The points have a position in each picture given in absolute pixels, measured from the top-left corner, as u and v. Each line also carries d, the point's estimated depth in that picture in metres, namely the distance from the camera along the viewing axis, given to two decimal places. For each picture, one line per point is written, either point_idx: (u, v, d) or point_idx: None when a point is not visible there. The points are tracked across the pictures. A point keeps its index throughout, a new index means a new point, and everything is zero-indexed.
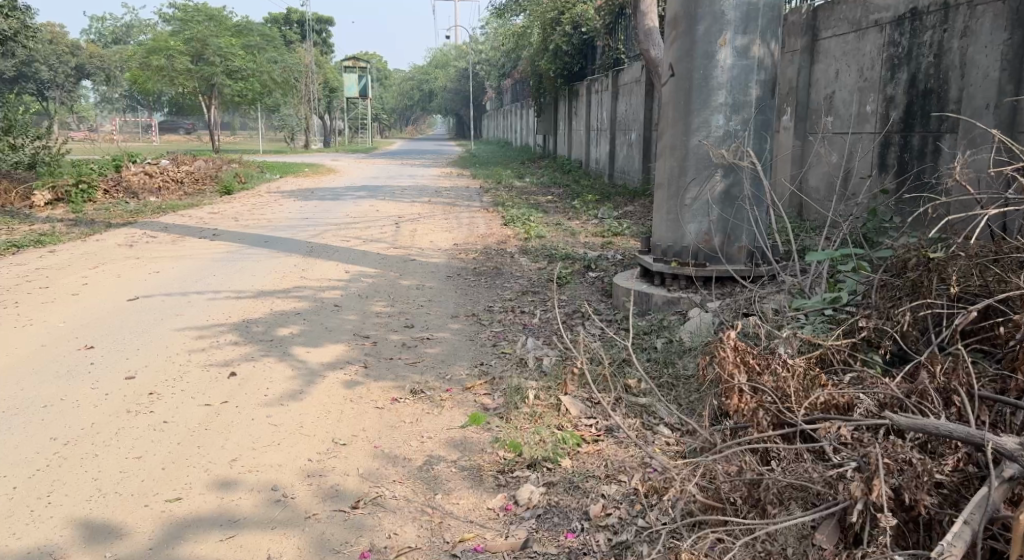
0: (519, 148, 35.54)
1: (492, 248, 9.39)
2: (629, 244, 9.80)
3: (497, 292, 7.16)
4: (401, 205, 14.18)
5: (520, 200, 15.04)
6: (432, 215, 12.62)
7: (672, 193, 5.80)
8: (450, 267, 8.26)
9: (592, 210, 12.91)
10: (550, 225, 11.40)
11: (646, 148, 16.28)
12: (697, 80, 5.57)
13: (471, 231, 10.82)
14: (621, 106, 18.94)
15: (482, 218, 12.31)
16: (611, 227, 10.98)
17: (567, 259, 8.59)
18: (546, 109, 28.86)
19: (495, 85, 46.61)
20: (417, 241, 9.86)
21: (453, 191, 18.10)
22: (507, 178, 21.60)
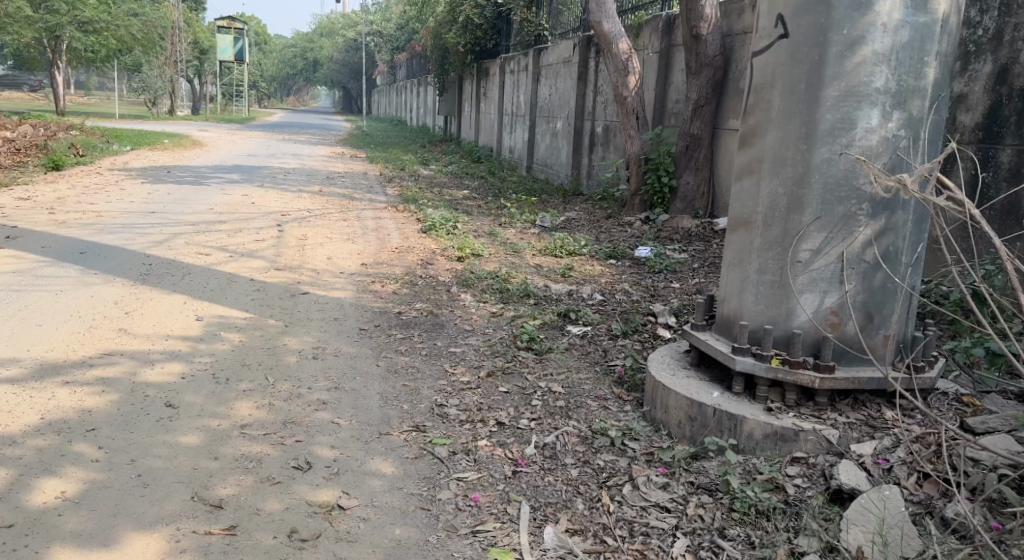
0: (416, 129, 32.59)
1: (417, 274, 6.76)
2: (598, 271, 7.37)
3: (441, 364, 4.55)
4: (284, 196, 11.21)
5: (434, 196, 12.39)
6: (325, 214, 9.80)
7: (772, 238, 3.43)
8: (361, 309, 5.59)
9: (527, 215, 10.43)
10: (482, 235, 8.85)
11: (577, 140, 13.94)
12: (838, 46, 3.22)
13: (381, 242, 8.11)
14: (543, 91, 16.52)
15: (393, 223, 9.61)
16: (563, 240, 8.50)
17: (528, 302, 6.04)
18: (447, 89, 26.11)
19: (388, 58, 43.37)
20: (309, 258, 7.09)
21: (348, 178, 15.18)
22: (410, 165, 18.84)
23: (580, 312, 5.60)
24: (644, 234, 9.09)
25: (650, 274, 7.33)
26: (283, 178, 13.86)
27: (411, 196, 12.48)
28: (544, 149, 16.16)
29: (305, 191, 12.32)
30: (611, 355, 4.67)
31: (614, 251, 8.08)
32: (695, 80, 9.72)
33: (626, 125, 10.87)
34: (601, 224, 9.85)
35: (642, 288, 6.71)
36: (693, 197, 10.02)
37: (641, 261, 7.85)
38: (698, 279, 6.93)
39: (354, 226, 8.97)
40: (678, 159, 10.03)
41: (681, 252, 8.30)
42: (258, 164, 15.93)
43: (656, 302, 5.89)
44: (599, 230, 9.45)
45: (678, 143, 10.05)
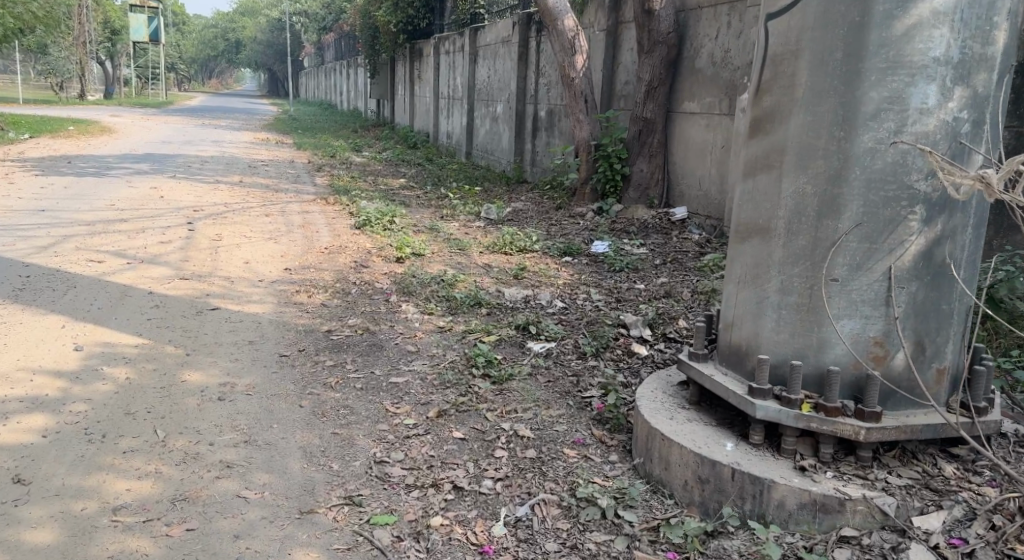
0: (347, 113, 31.41)
1: (350, 279, 5.92)
2: (554, 271, 6.68)
3: (380, 400, 3.74)
4: (199, 190, 10.17)
5: (368, 189, 11.51)
6: (245, 210, 8.85)
7: (799, 249, 2.71)
8: (281, 328, 4.73)
9: (470, 210, 9.66)
10: (426, 235, 8.09)
11: (520, 125, 13.30)
12: (886, 4, 2.50)
13: (309, 242, 7.25)
14: (481, 72, 15.78)
15: (322, 220, 8.73)
16: (512, 237, 7.80)
17: (480, 313, 5.28)
18: (379, 71, 25.06)
19: (316, 39, 41.85)
20: (224, 263, 6.19)
21: (273, 168, 14.13)
22: (342, 152, 17.86)
23: (542, 324, 4.87)
24: (600, 230, 8.43)
25: (611, 274, 6.65)
26: (200, 170, 12.78)
27: (341, 187, 11.57)
28: (484, 134, 15.51)
29: (225, 185, 11.31)
30: (583, 382, 3.93)
31: (570, 247, 7.46)
32: (648, 59, 9.07)
33: (573, 109, 10.14)
34: (551, 218, 9.15)
35: (606, 290, 6.01)
36: (647, 185, 9.37)
37: (598, 259, 7.19)
38: (665, 279, 6.28)
39: (277, 224, 8.05)
40: (631, 144, 9.39)
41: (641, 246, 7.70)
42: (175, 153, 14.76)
43: (626, 311, 5.19)
44: (551, 226, 8.75)
45: (630, 126, 9.40)
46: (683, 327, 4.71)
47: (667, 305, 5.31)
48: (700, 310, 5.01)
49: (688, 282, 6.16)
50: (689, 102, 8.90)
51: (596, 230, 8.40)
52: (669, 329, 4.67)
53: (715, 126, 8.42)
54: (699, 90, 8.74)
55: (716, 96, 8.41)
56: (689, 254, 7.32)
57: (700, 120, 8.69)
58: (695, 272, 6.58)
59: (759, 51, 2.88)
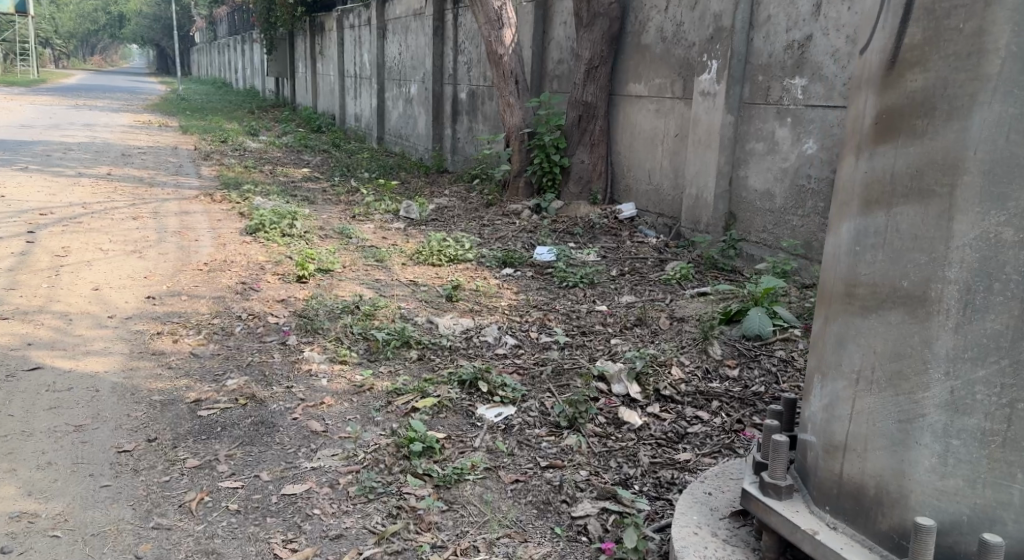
0: (245, 92, 29.53)
1: (237, 317, 4.70)
2: (495, 289, 5.71)
3: (263, 538, 2.53)
4: (62, 202, 8.86)
5: (263, 188, 10.24)
6: (111, 228, 7.47)
7: (986, 338, 1.84)
8: (125, 398, 3.45)
9: (390, 220, 8.67)
10: (335, 246, 7.06)
11: (438, 108, 13.62)
12: None
13: (187, 267, 5.99)
14: (389, 49, 15.53)
15: (205, 234, 7.43)
16: (440, 250, 6.78)
17: (409, 361, 4.14)
18: (276, 47, 23.32)
19: (206, 14, 39.56)
20: (69, 303, 4.88)
21: (155, 163, 12.65)
22: (236, 138, 16.39)
23: (490, 377, 3.68)
24: (545, 240, 7.38)
25: (559, 293, 5.56)
26: (66, 174, 11.23)
27: (233, 187, 10.20)
28: (396, 118, 15.54)
29: (92, 191, 9.84)
30: (567, 483, 2.81)
31: (509, 256, 6.56)
32: (587, 34, 8.03)
33: (503, 91, 9.21)
34: (488, 229, 8.11)
35: (563, 320, 4.93)
36: (588, 178, 8.49)
37: (545, 272, 6.19)
38: (629, 300, 5.24)
39: (145, 245, 6.74)
40: (570, 132, 8.54)
41: (591, 251, 6.80)
42: (38, 156, 13.08)
43: (596, 357, 4.01)
44: (487, 238, 7.68)
45: (569, 112, 8.50)
46: (679, 378, 3.54)
47: (653, 346, 4.09)
48: (693, 350, 3.83)
49: (660, 303, 5.08)
50: (636, 85, 7.87)
51: (538, 242, 7.34)
52: (661, 382, 3.48)
53: (666, 111, 7.34)
54: (646, 71, 7.66)
55: (665, 77, 7.33)
56: (648, 261, 6.35)
57: (649, 104, 7.65)
58: (660, 286, 5.57)
59: (878, 32, 2.01)
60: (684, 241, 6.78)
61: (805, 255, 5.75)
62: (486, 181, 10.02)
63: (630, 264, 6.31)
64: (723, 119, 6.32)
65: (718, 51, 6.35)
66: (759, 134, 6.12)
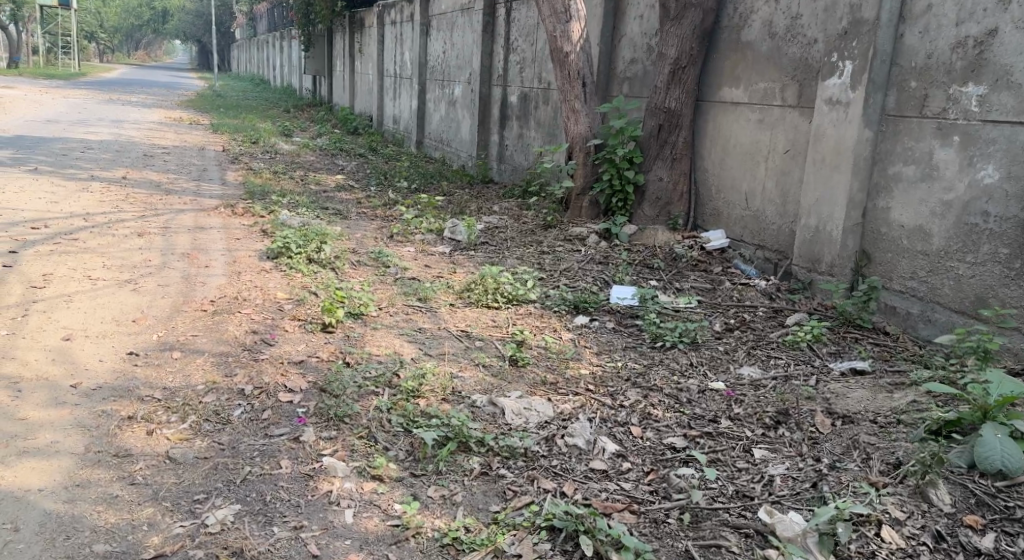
0: (283, 90, 28.70)
1: (238, 398, 3.60)
2: (569, 347, 4.56)
3: None
4: (67, 213, 7.92)
5: (291, 200, 9.22)
6: (109, 251, 6.46)
7: None
8: (52, 548, 2.58)
9: (432, 244, 7.59)
10: (367, 281, 5.97)
11: (485, 112, 12.45)
12: None
13: (188, 311, 4.95)
14: (433, 47, 14.41)
15: (216, 260, 6.38)
16: (496, 287, 5.66)
17: (470, 479, 3.02)
18: (313, 44, 22.31)
19: (248, 10, 38.95)
20: (25, 375, 3.83)
21: (178, 167, 11.75)
22: (267, 139, 15.44)
23: (597, 529, 2.67)
24: (622, 278, 6.11)
25: (651, 359, 4.29)
26: (77, 176, 10.30)
27: (258, 199, 9.19)
28: (437, 121, 14.42)
29: (104, 199, 8.88)
30: None
31: (583, 298, 5.37)
32: (675, 28, 6.86)
33: (567, 94, 7.99)
34: (551, 259, 6.91)
35: (669, 406, 3.65)
36: (667, 199, 7.29)
37: (631, 323, 4.95)
38: (753, 373, 3.96)
39: (142, 276, 5.69)
40: (646, 144, 7.35)
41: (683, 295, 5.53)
42: (55, 154, 12.22)
43: (744, 479, 3.05)
44: (552, 270, 6.48)
45: (646, 121, 7.28)
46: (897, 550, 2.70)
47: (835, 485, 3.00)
48: (905, 493, 2.94)
49: (800, 383, 3.82)
50: (732, 89, 6.66)
51: (614, 280, 6.09)
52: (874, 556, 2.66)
53: (772, 122, 6.12)
54: (747, 73, 6.44)
55: (772, 80, 6.11)
56: (758, 309, 5.04)
57: (749, 113, 6.41)
58: (788, 352, 4.26)
59: None
60: (800, 283, 5.45)
61: (981, 317, 4.35)
62: (542, 199, 8.80)
63: (737, 313, 5.00)
64: (858, 134, 4.95)
65: (854, 49, 4.97)
66: (910, 155, 4.73)
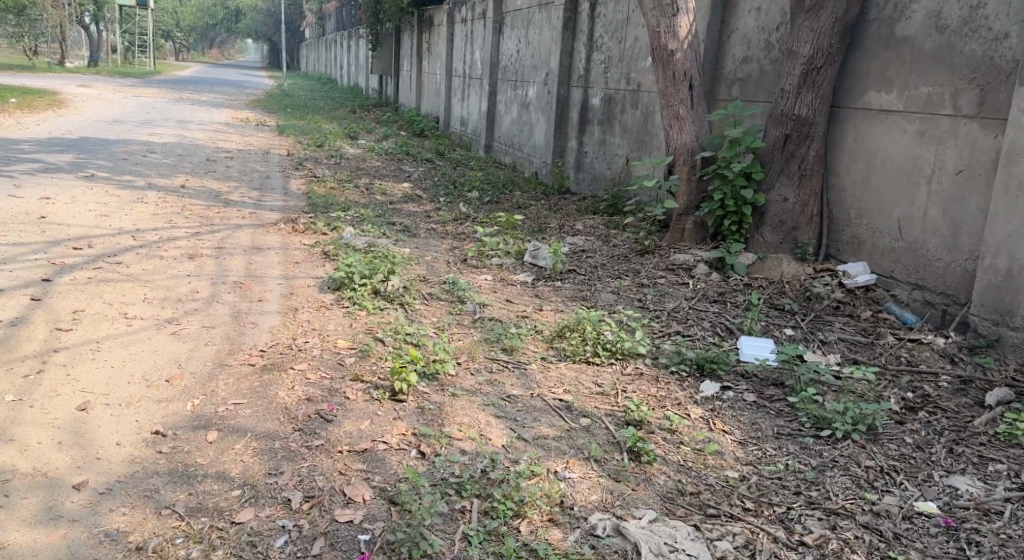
0: (348, 90, 28.09)
1: (282, 515, 2.88)
2: (705, 435, 3.59)
3: None
4: (112, 228, 7.18)
5: (353, 216, 8.37)
6: (152, 278, 5.69)
7: None
8: None
9: (513, 271, 6.66)
10: (441, 323, 5.05)
11: (563, 115, 11.50)
12: None
13: (233, 366, 4.09)
14: (507, 45, 13.50)
15: (271, 291, 5.56)
16: (597, 337, 4.70)
17: None
18: (380, 42, 21.56)
19: (315, 9, 38.64)
20: (21, 467, 3.03)
21: (237, 174, 11.04)
22: (332, 141, 14.71)
23: None
24: (751, 330, 5.06)
25: (823, 459, 3.41)
26: (132, 184, 9.64)
27: (322, 214, 8.38)
28: (508, 124, 13.51)
29: (155, 211, 8.15)
30: None
31: (711, 356, 4.36)
32: (810, 20, 5.98)
33: (669, 99, 6.93)
34: (656, 295, 5.89)
35: (871, 544, 2.95)
36: (793, 223, 6.25)
37: (778, 398, 3.98)
38: (971, 490, 3.22)
39: (183, 314, 4.89)
40: (768, 157, 6.36)
41: (842, 365, 4.47)
42: (112, 158, 11.61)
43: None
44: (663, 311, 5.46)
45: (770, 130, 6.33)
46: None
47: None
48: None
49: None
50: (879, 94, 5.75)
51: (742, 330, 5.04)
52: None
53: (937, 136, 5.32)
54: (902, 74, 5.56)
55: (940, 84, 5.29)
56: (940, 380, 4.20)
57: (905, 123, 5.55)
58: (1009, 457, 3.43)
59: None
60: (981, 339, 4.45)
61: None
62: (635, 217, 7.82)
63: (915, 387, 4.15)
64: None
65: None
66: None
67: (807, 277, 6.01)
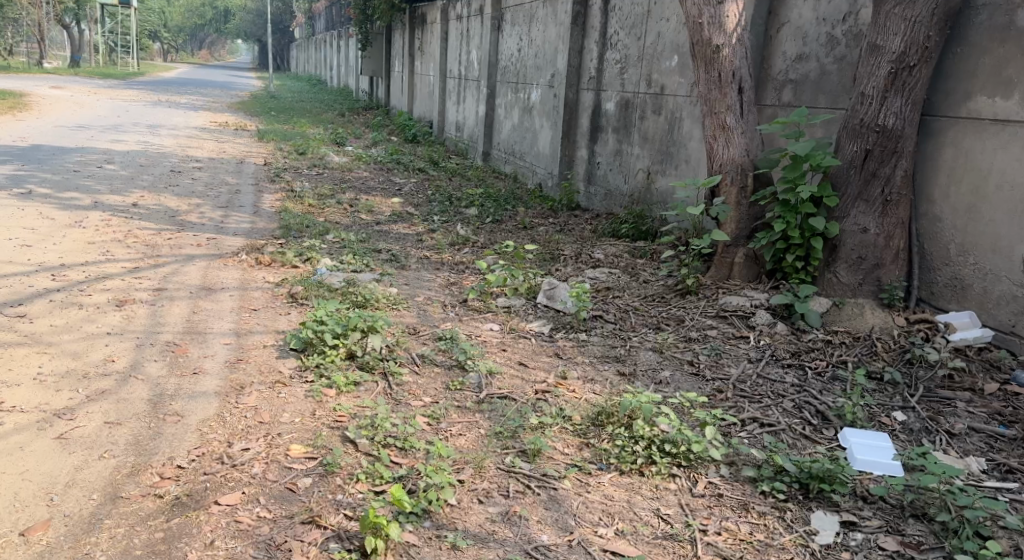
0: (338, 92, 26.88)
1: None
2: None
3: None
4: (30, 263, 5.89)
5: (330, 242, 7.09)
6: (59, 339, 4.41)
7: None
8: None
9: (524, 317, 5.35)
10: (434, 404, 3.78)
11: (571, 120, 10.21)
12: None
13: (129, 499, 2.85)
14: (507, 43, 12.23)
15: (212, 356, 4.26)
16: (655, 435, 3.35)
17: None
18: (371, 43, 20.35)
19: (306, 10, 37.48)
20: None
21: (203, 188, 9.77)
22: (315, 149, 13.44)
23: None
24: (855, 421, 3.62)
25: None
26: (77, 202, 8.33)
27: (294, 240, 7.08)
28: (508, 131, 12.22)
29: (94, 237, 6.87)
30: None
31: (818, 472, 3.09)
32: (903, 5, 4.62)
33: (713, 106, 5.53)
34: (709, 354, 4.45)
35: None
36: (876, 260, 4.82)
37: (929, 547, 2.84)
38: None
39: (83, 401, 3.61)
40: (842, 178, 4.92)
41: (1001, 483, 3.33)
42: (65, 169, 10.32)
43: None
44: (727, 382, 4.06)
45: (843, 145, 4.92)
46: None
47: None
48: None
49: None
50: (993, 101, 4.41)
51: (843, 422, 3.62)
52: None
53: None
54: None
55: None
56: None
57: None
58: None
59: None
60: None
61: None
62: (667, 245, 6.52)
63: None
64: None
65: None
66: None
67: (899, 330, 4.65)
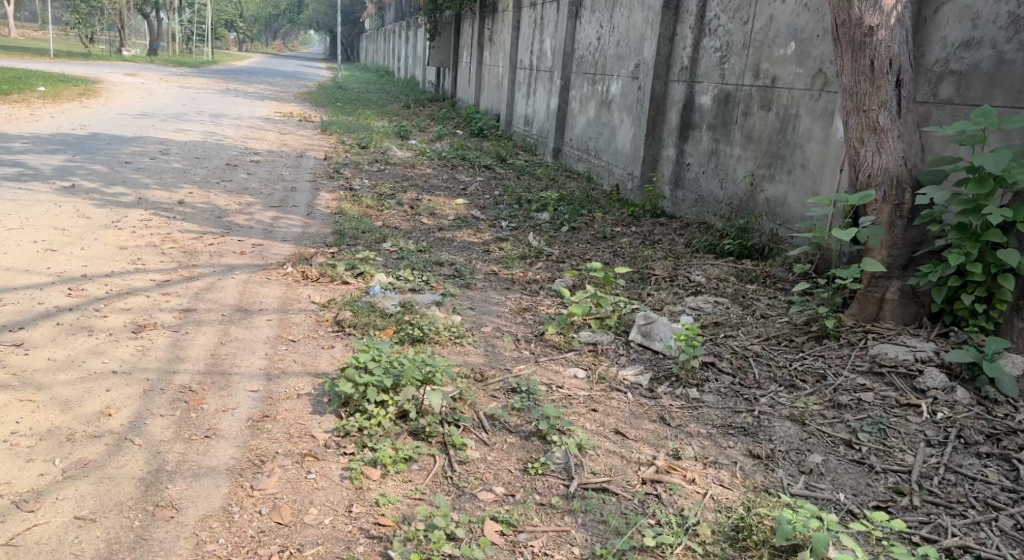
0: (405, 82, 26.17)
1: None
2: None
3: None
4: (47, 273, 5.13)
5: (386, 252, 6.20)
6: (53, 382, 3.59)
7: None
8: None
9: (617, 361, 4.34)
10: (509, 504, 2.88)
11: (656, 115, 9.12)
12: None
13: None
14: (585, 31, 11.20)
15: (231, 412, 3.38)
16: None
17: None
18: (439, 32, 19.50)
19: (376, 0, 36.97)
20: None
21: (257, 185, 9.01)
22: (378, 142, 12.62)
23: None
24: None
25: None
26: (118, 198, 7.62)
27: (347, 249, 6.22)
28: (584, 126, 11.19)
29: (127, 241, 6.11)
30: None
31: None
32: None
33: (862, 103, 4.40)
34: (870, 432, 3.43)
35: None
36: None
37: None
38: None
39: (61, 481, 2.81)
40: None
41: None
42: (114, 160, 9.68)
43: None
44: (909, 479, 3.15)
45: None
46: None
47: None
48: None
49: None
50: None
51: None
52: None
53: None
54: None
55: None
56: None
57: None
58: None
59: None
60: None
61: None
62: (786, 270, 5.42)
63: None
64: None
65: None
66: None
67: None
